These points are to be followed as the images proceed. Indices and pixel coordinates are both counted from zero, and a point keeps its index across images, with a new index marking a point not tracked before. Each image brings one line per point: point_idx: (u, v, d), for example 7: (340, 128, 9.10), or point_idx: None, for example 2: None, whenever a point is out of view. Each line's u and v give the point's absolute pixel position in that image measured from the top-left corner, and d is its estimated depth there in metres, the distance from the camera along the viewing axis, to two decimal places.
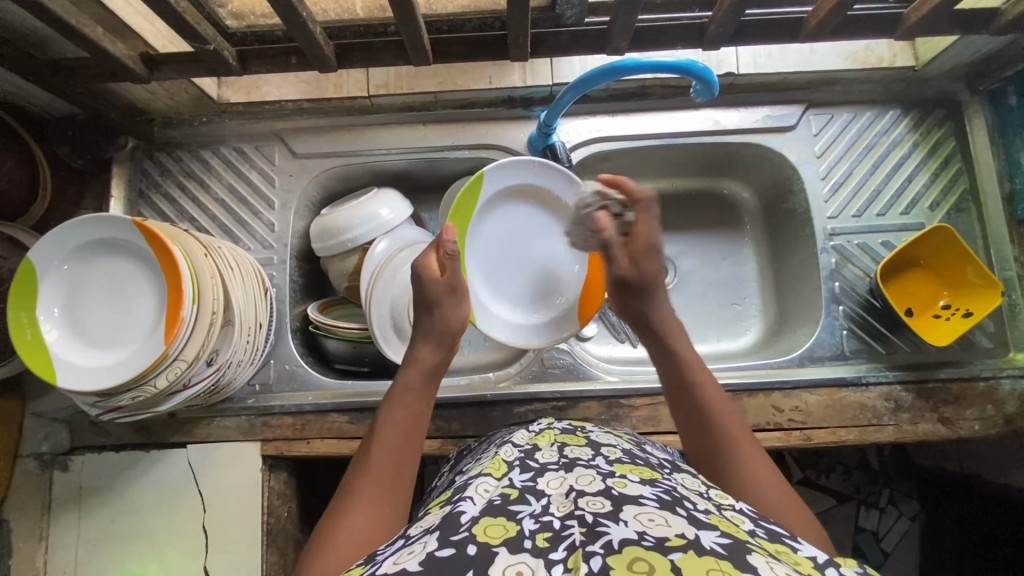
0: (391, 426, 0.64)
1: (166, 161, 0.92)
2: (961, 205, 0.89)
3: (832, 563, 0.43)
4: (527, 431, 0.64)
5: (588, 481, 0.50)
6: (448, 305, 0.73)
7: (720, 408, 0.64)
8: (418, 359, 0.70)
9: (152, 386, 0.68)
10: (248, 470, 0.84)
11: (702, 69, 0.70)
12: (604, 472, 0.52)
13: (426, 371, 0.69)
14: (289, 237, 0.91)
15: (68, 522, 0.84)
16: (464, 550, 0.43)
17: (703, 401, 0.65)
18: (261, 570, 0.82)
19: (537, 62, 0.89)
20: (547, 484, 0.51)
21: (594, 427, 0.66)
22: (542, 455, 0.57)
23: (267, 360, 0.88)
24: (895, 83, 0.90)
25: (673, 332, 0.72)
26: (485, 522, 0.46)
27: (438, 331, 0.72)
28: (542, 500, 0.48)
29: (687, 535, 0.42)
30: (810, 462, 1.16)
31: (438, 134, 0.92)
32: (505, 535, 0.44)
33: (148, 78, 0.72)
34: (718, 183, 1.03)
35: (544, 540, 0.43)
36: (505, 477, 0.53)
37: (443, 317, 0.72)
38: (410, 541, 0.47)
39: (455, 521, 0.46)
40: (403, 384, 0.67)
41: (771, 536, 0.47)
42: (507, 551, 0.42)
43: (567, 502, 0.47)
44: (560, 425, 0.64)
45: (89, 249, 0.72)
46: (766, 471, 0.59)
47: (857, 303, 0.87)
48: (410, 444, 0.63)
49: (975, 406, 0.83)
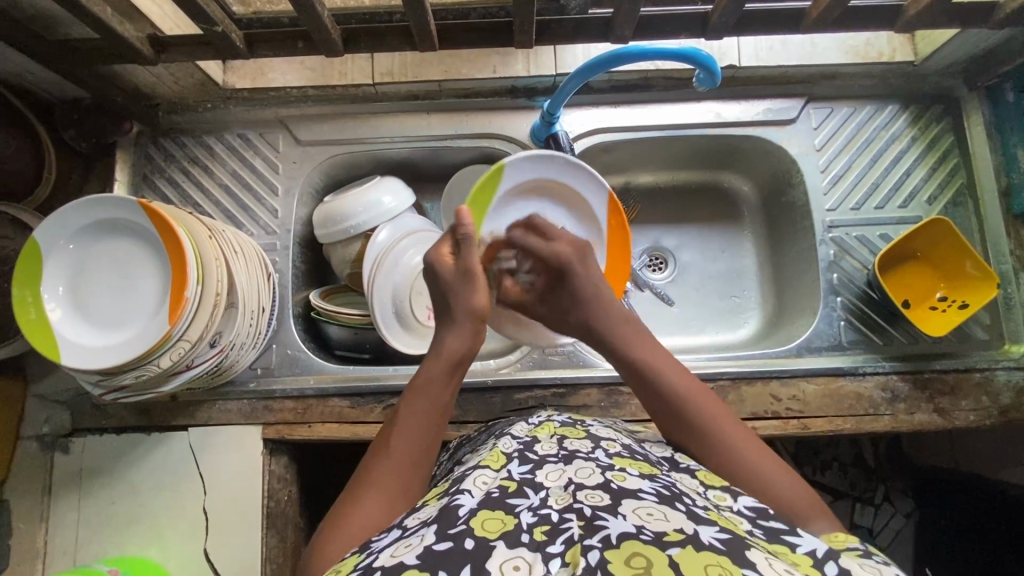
0: (412, 415, 0.63)
1: (170, 147, 0.93)
2: (958, 199, 0.90)
3: (831, 556, 0.44)
4: (527, 424, 0.64)
5: (588, 474, 0.50)
6: (462, 290, 0.71)
7: (697, 397, 0.62)
8: (442, 349, 0.68)
9: (156, 365, 0.68)
10: (250, 453, 0.84)
11: (705, 57, 0.71)
12: (604, 465, 0.52)
13: (450, 360, 0.67)
14: (292, 224, 0.92)
15: (68, 504, 0.84)
16: (461, 544, 0.44)
17: (681, 392, 0.62)
18: (260, 552, 0.82)
19: (540, 51, 0.89)
20: (546, 477, 0.51)
21: (595, 420, 0.67)
22: (542, 447, 0.57)
23: (269, 345, 0.88)
24: (894, 78, 0.92)
25: (625, 326, 0.69)
26: (483, 515, 0.46)
27: (463, 319, 0.70)
28: (540, 493, 0.49)
29: (686, 530, 0.43)
30: (807, 458, 1.18)
31: (441, 123, 0.92)
32: (503, 529, 0.45)
33: (156, 61, 0.73)
34: (718, 176, 1.03)
35: (542, 534, 0.44)
36: (503, 469, 0.53)
37: (461, 303, 0.70)
38: (407, 533, 0.48)
39: (452, 514, 0.46)
40: (425, 374, 0.65)
41: (770, 536, 0.47)
42: (505, 545, 0.43)
43: (565, 495, 0.48)
44: (559, 417, 0.65)
45: (96, 229, 0.72)
46: (760, 452, 0.59)
47: (855, 295, 0.88)
48: (428, 430, 0.62)
49: (970, 397, 0.83)
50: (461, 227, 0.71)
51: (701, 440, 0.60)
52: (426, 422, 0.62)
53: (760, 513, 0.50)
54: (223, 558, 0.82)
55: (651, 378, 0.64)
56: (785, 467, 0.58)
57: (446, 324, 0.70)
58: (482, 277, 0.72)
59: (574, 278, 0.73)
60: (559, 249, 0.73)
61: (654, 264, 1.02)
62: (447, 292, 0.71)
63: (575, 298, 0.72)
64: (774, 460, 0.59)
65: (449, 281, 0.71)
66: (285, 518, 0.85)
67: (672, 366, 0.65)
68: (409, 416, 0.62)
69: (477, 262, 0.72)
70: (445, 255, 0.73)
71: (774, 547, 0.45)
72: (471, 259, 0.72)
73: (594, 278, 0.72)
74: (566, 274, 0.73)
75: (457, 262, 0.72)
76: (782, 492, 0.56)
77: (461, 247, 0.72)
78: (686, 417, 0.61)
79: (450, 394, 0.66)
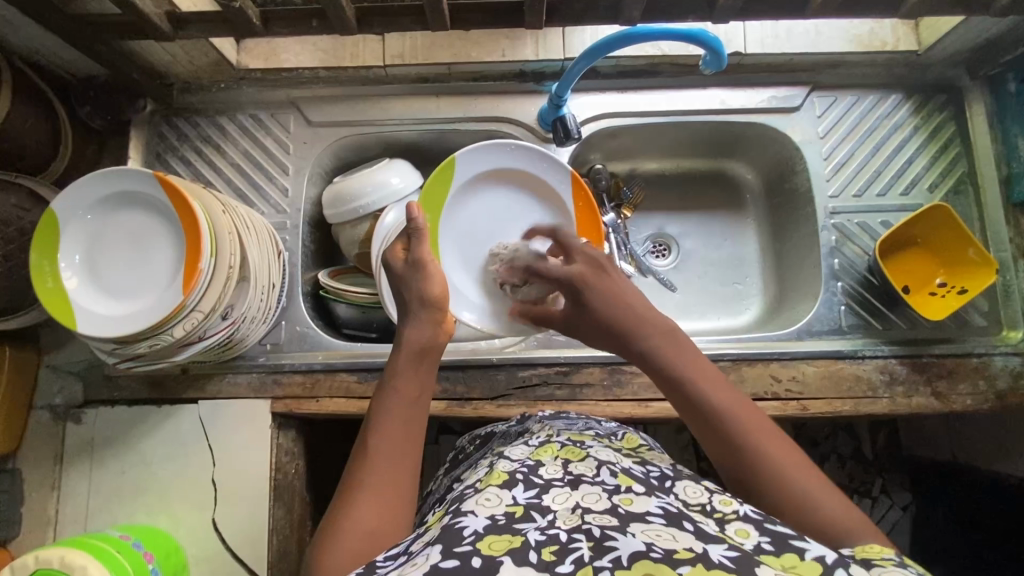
0: (391, 417, 0.63)
1: (183, 126, 0.94)
2: (958, 187, 0.91)
3: (841, 564, 0.45)
4: (526, 445, 0.64)
5: (595, 499, 0.52)
6: (414, 281, 0.71)
7: (737, 418, 0.58)
8: (404, 342, 0.68)
9: (169, 335, 0.70)
10: (258, 426, 0.85)
11: (712, 39, 0.73)
12: (610, 489, 0.54)
13: (414, 350, 0.68)
14: (302, 203, 0.93)
15: (79, 473, 0.86)
16: (469, 562, 0.44)
17: (723, 419, 0.58)
18: (267, 524, 0.83)
19: (548, 35, 0.91)
20: (553, 500, 0.52)
21: (593, 439, 0.66)
22: (547, 470, 0.57)
23: (279, 321, 0.90)
24: (897, 68, 0.93)
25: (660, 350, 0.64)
26: (490, 538, 0.47)
27: (418, 310, 0.70)
28: (548, 516, 0.50)
29: (695, 549, 0.44)
30: (806, 450, 1.19)
31: (449, 106, 0.94)
32: (509, 547, 0.46)
33: (173, 36, 0.74)
34: (723, 164, 1.05)
35: (551, 554, 0.45)
36: (509, 490, 0.54)
37: (418, 293, 0.71)
38: (412, 556, 0.48)
39: (458, 533, 0.47)
40: (392, 371, 0.66)
41: (778, 543, 0.48)
42: (512, 563, 0.44)
43: (574, 517, 0.49)
44: (560, 438, 0.65)
45: (112, 200, 0.74)
46: (802, 469, 0.56)
47: (856, 281, 0.89)
48: (411, 421, 0.64)
49: (967, 381, 0.85)
50: (411, 221, 0.71)
51: (741, 465, 0.57)
52: (408, 415, 0.64)
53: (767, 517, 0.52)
54: (231, 529, 0.83)
55: (698, 402, 0.60)
56: (827, 483, 0.56)
57: (405, 314, 0.71)
58: (434, 266, 0.72)
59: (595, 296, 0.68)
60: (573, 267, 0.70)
61: (658, 250, 1.04)
62: (399, 283, 0.72)
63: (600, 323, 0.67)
64: (817, 476, 0.56)
65: (402, 272, 0.72)
66: (290, 491, 0.87)
67: (712, 386, 0.61)
68: (392, 411, 0.64)
69: (426, 253, 0.72)
70: (399, 252, 0.73)
71: (782, 560, 0.46)
72: (423, 252, 0.72)
73: (618, 294, 0.67)
74: (581, 296, 0.68)
75: (406, 256, 0.73)
76: (823, 511, 0.54)
77: (410, 241, 0.73)
78: (731, 439, 0.58)
79: (422, 385, 0.67)
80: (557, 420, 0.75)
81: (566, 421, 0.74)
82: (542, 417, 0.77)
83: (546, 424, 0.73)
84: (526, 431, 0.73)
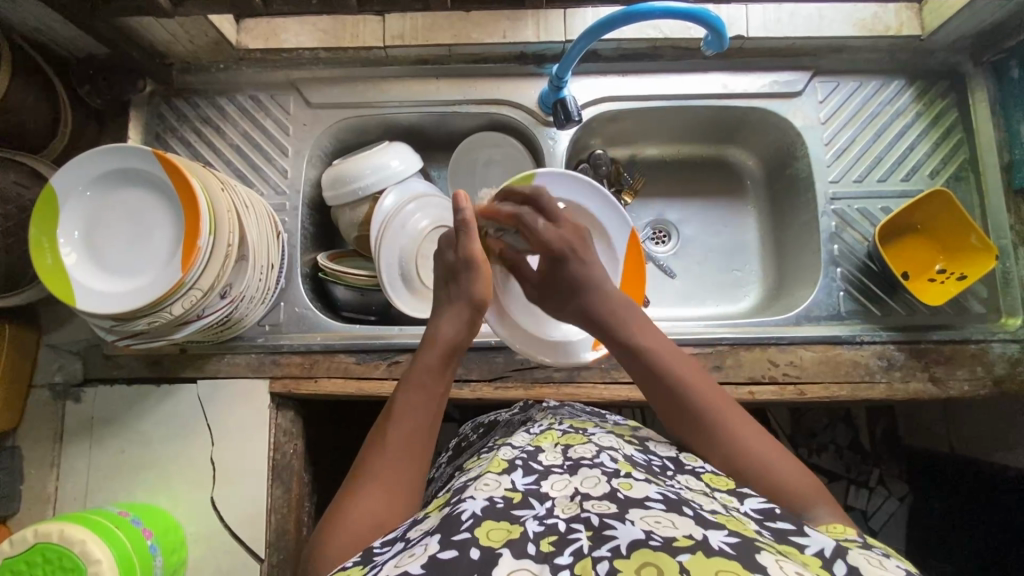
0: (408, 411, 0.64)
1: (183, 106, 0.94)
2: (959, 173, 0.91)
3: (838, 556, 0.46)
4: (527, 434, 0.65)
5: (594, 484, 0.52)
6: (466, 276, 0.73)
7: (697, 382, 0.65)
8: (438, 339, 0.70)
9: (168, 313, 0.70)
10: (257, 406, 0.86)
11: (714, 18, 0.72)
12: (610, 472, 0.54)
13: (445, 347, 0.69)
14: (301, 184, 0.93)
15: (78, 451, 0.86)
16: (467, 552, 0.44)
17: (688, 384, 0.65)
18: (265, 503, 0.84)
19: (549, 17, 0.90)
20: (552, 487, 0.53)
21: (596, 427, 0.66)
22: (546, 457, 0.58)
23: (278, 302, 0.90)
24: (902, 52, 0.92)
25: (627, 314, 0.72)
26: (488, 525, 0.47)
27: (463, 306, 0.72)
28: (546, 504, 0.50)
29: (696, 536, 0.44)
30: (803, 440, 1.19)
31: (450, 88, 0.93)
32: (508, 538, 0.46)
33: (171, 12, 0.73)
34: (724, 151, 1.05)
35: (549, 545, 0.45)
36: (507, 475, 0.54)
37: (466, 289, 0.72)
38: (410, 544, 0.48)
39: (456, 520, 0.47)
40: (420, 365, 0.68)
41: (778, 537, 0.48)
42: (511, 554, 0.44)
43: (572, 505, 0.49)
44: (562, 426, 0.66)
45: (110, 180, 0.74)
46: (763, 439, 0.62)
47: (854, 266, 0.89)
48: (423, 415, 0.64)
49: (966, 366, 0.85)
50: (460, 213, 0.72)
51: (701, 427, 0.63)
52: (425, 412, 0.65)
53: (767, 516, 0.52)
54: (228, 508, 0.84)
55: (659, 368, 0.67)
56: (783, 450, 0.62)
57: (443, 308, 0.73)
58: (484, 264, 0.73)
59: (571, 263, 0.75)
60: (554, 237, 0.76)
61: (657, 236, 1.04)
62: (453, 277, 0.73)
63: (567, 286, 0.75)
64: (774, 444, 0.62)
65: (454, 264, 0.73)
66: (290, 471, 0.86)
67: (676, 356, 0.68)
68: (410, 407, 0.64)
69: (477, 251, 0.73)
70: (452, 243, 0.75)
71: (783, 547, 0.46)
72: (471, 249, 0.73)
73: (589, 270, 0.75)
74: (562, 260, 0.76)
75: (457, 252, 0.73)
76: (777, 476, 0.59)
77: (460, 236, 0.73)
78: (689, 405, 0.64)
79: (444, 385, 0.68)
80: (561, 410, 0.75)
81: (570, 411, 0.74)
82: (546, 407, 0.77)
83: (550, 412, 0.73)
84: (530, 419, 0.74)
